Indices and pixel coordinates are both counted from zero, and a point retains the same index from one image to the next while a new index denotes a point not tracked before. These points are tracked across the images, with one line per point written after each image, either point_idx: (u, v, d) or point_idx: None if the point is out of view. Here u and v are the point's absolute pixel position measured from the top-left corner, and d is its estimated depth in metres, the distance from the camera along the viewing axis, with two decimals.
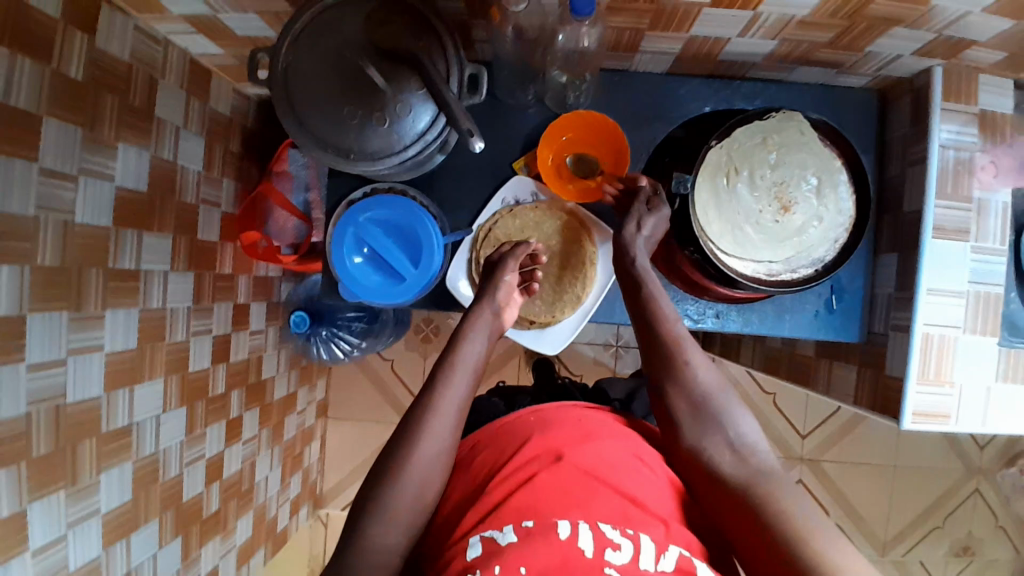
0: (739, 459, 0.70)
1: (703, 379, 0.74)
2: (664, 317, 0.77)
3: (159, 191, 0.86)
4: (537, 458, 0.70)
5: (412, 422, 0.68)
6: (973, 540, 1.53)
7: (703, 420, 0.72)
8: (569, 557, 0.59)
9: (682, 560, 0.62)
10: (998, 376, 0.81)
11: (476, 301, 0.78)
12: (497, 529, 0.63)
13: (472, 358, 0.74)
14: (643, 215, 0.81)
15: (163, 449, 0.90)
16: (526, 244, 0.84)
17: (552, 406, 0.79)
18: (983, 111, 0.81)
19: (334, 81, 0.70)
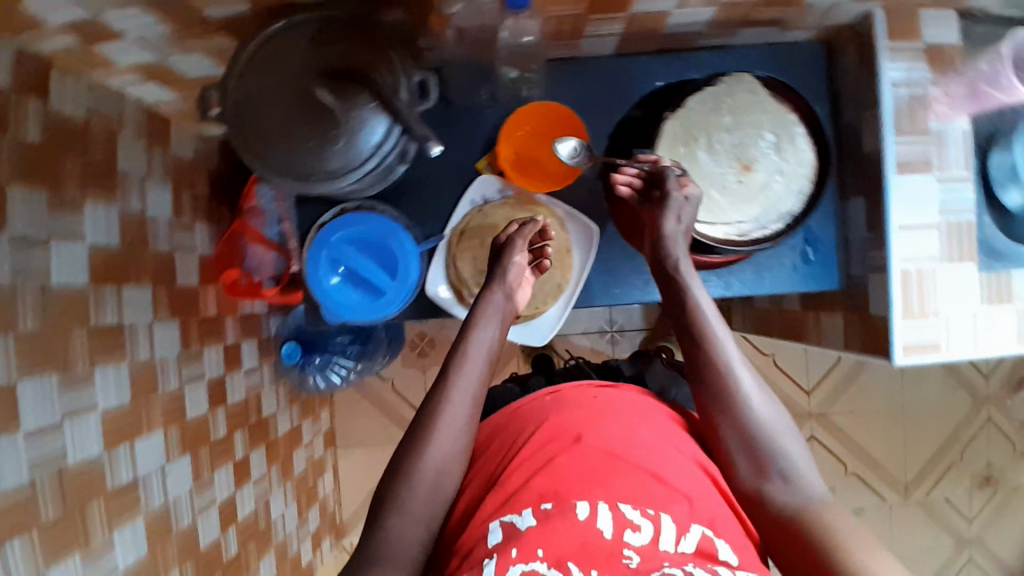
0: (794, 491, 0.69)
1: (759, 413, 0.72)
2: (711, 337, 0.75)
3: (131, 244, 0.87)
4: (557, 440, 0.73)
5: (426, 415, 0.71)
6: (994, 469, 1.54)
7: (760, 464, 0.71)
8: (589, 539, 0.62)
9: (703, 542, 0.64)
10: (982, 301, 0.83)
11: (486, 286, 0.78)
12: (516, 513, 0.66)
13: (483, 347, 0.75)
14: (682, 203, 0.77)
15: (173, 499, 0.90)
16: (533, 221, 0.83)
17: (569, 387, 0.82)
18: (929, 47, 0.81)
19: (287, 107, 0.70)
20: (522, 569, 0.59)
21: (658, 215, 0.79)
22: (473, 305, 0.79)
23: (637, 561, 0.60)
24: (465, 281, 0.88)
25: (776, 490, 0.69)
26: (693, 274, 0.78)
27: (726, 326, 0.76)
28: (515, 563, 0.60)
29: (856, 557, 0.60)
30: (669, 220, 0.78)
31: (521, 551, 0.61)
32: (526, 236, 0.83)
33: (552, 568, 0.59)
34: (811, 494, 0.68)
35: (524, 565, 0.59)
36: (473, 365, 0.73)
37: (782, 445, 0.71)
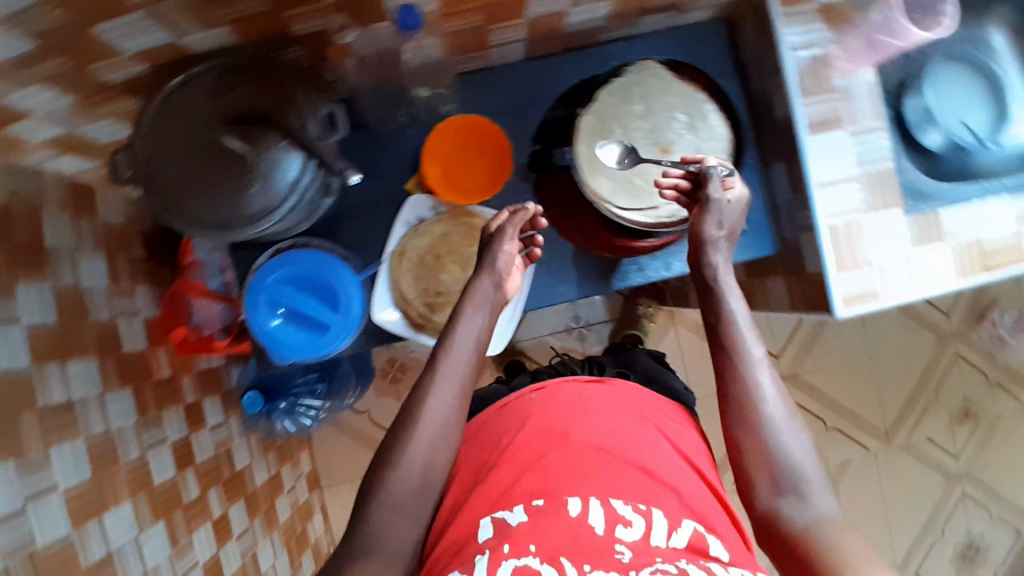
0: (807, 510, 0.68)
1: (783, 439, 0.71)
2: (742, 350, 0.75)
3: (70, 318, 0.85)
4: (545, 436, 0.76)
5: (411, 405, 0.73)
6: (971, 403, 1.57)
7: (778, 481, 0.70)
8: (580, 533, 0.65)
9: (694, 537, 0.68)
10: (912, 244, 0.86)
11: (475, 273, 0.77)
12: (508, 509, 0.69)
13: (467, 337, 0.76)
14: (723, 205, 0.77)
15: (153, 568, 0.88)
16: (525, 208, 0.79)
17: (554, 383, 0.83)
18: (824, 5, 0.82)
19: (197, 159, 0.69)
20: (515, 563, 0.62)
21: (701, 216, 0.78)
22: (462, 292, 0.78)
23: (629, 555, 0.64)
24: (411, 302, 0.87)
25: (790, 508, 0.69)
26: (732, 286, 0.78)
27: (761, 345, 0.76)
28: (508, 558, 0.62)
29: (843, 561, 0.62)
30: (708, 222, 0.77)
31: (513, 547, 0.64)
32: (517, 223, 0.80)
33: (546, 562, 0.62)
34: (821, 512, 0.68)
35: (517, 561, 0.62)
36: (459, 355, 0.75)
37: (802, 470, 0.70)
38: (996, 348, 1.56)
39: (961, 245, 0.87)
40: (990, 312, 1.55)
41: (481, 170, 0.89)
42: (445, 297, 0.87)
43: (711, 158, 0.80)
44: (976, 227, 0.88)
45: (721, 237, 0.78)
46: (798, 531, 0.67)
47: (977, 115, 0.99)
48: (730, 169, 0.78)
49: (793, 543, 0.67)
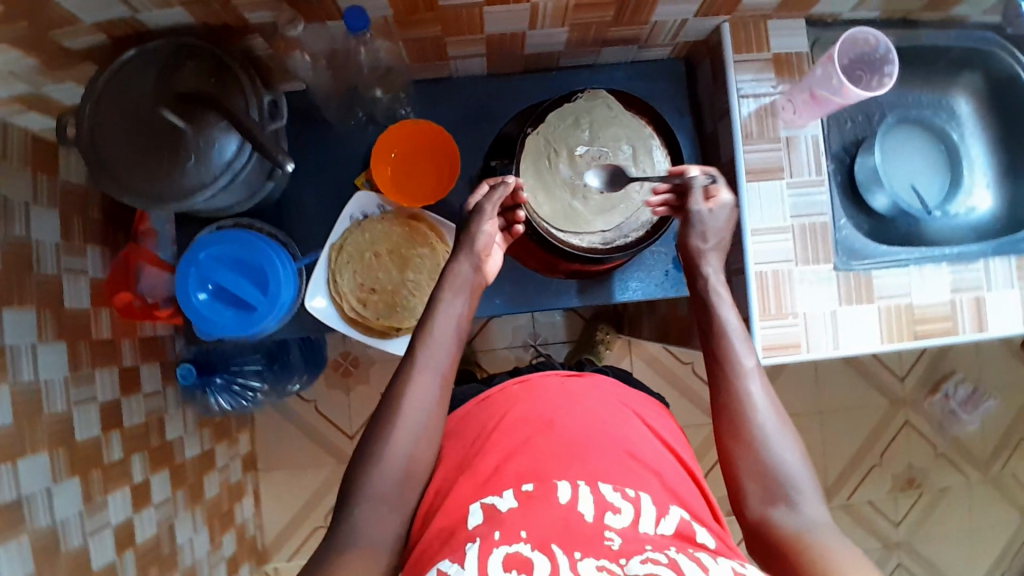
0: (798, 519, 0.66)
1: (773, 446, 0.69)
2: (734, 360, 0.73)
3: (16, 267, 0.87)
4: (529, 423, 0.74)
5: (393, 393, 0.71)
6: (916, 471, 1.57)
7: (770, 492, 0.67)
8: (569, 520, 0.61)
9: (681, 524, 0.65)
10: (840, 300, 0.87)
11: (452, 256, 0.78)
12: (497, 496, 0.66)
13: (449, 322, 0.75)
14: (706, 215, 0.79)
15: (61, 521, 0.89)
16: (505, 185, 0.79)
17: (536, 376, 0.81)
18: (776, 56, 0.87)
19: (136, 134, 0.71)
20: (506, 551, 0.57)
21: (687, 229, 0.80)
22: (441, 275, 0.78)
23: (618, 543, 0.59)
24: (345, 296, 0.88)
25: (779, 516, 0.66)
26: (725, 295, 0.77)
27: (755, 355, 0.74)
28: (498, 545, 0.58)
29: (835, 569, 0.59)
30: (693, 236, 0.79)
31: (504, 533, 0.60)
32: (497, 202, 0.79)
33: (536, 550, 0.57)
34: (811, 519, 0.65)
35: (508, 547, 0.58)
36: (441, 344, 0.74)
37: (792, 477, 0.67)
38: (948, 420, 1.57)
39: (890, 304, 0.89)
40: (944, 383, 1.56)
41: (426, 176, 0.89)
42: (379, 294, 0.89)
43: (693, 168, 0.80)
44: (907, 290, 0.89)
45: (705, 250, 0.79)
46: (794, 536, 0.64)
47: (927, 184, 1.01)
48: (713, 177, 0.79)
49: (786, 551, 0.64)
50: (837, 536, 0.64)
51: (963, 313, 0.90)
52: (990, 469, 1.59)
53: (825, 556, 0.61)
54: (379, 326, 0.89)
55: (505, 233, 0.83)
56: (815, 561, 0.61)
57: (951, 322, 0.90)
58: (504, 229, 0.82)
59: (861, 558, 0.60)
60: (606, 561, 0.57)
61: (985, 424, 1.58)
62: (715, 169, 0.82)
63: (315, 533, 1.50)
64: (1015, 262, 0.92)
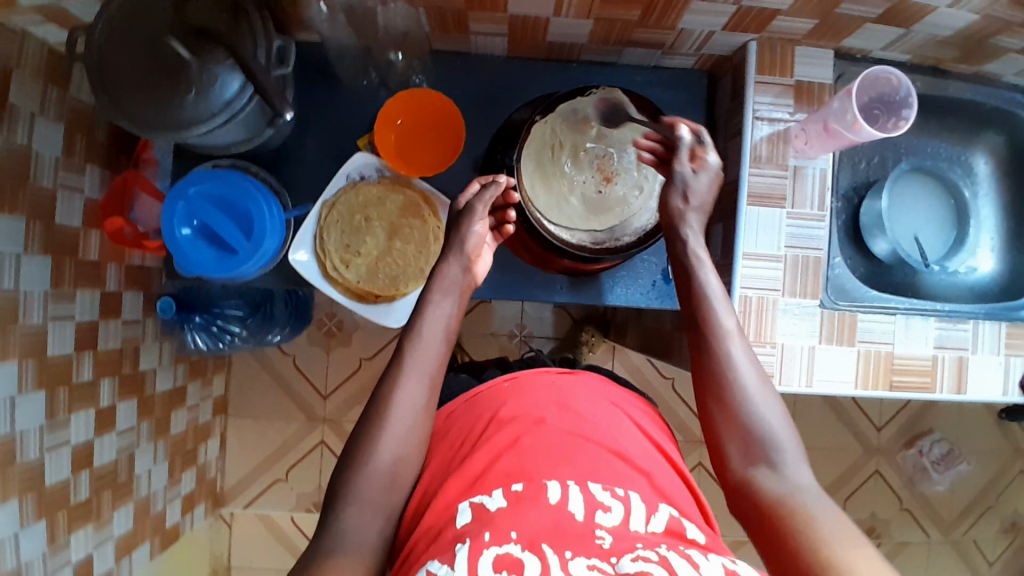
0: (781, 483, 0.64)
1: (758, 411, 0.68)
2: (714, 321, 0.72)
3: (11, 175, 0.86)
4: (521, 420, 0.73)
5: (379, 399, 0.71)
6: (878, 521, 1.56)
7: (751, 453, 0.66)
8: (559, 521, 0.60)
9: (671, 522, 0.64)
10: (821, 338, 0.86)
11: (442, 257, 0.78)
12: (485, 495, 0.63)
13: (438, 323, 0.76)
14: (690, 175, 0.77)
15: (21, 432, 0.89)
16: (496, 184, 0.79)
17: (526, 374, 0.82)
18: (798, 82, 0.86)
19: (140, 63, 0.71)
20: (497, 552, 0.55)
21: (669, 188, 0.78)
22: (430, 276, 0.79)
23: (609, 541, 0.58)
24: (329, 254, 0.87)
25: (762, 478, 0.65)
26: (704, 257, 0.76)
27: (734, 316, 0.73)
28: (489, 546, 0.56)
29: (819, 533, 0.57)
30: (674, 193, 0.77)
31: (494, 534, 0.57)
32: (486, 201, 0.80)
33: (527, 550, 0.56)
34: (796, 484, 0.63)
35: (498, 548, 0.56)
36: (430, 347, 0.74)
37: (777, 439, 0.66)
38: (918, 477, 1.56)
39: (871, 349, 0.88)
40: (919, 440, 1.55)
41: (430, 148, 0.89)
42: (363, 258, 0.88)
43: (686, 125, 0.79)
44: (891, 338, 0.88)
45: (687, 212, 0.77)
46: (778, 497, 0.62)
47: (932, 237, 1.00)
48: (702, 136, 0.78)
49: (768, 509, 0.62)
50: (821, 498, 0.62)
51: (944, 370, 0.89)
52: (952, 530, 1.58)
53: (809, 515, 0.59)
54: (358, 289, 0.89)
55: (495, 233, 0.84)
56: (798, 520, 0.59)
57: (929, 378, 0.89)
58: (493, 229, 0.82)
59: (845, 520, 0.59)
60: (597, 560, 0.56)
61: (954, 486, 1.58)
62: (704, 129, 0.80)
63: (275, 485, 1.51)
64: (1005, 327, 0.91)
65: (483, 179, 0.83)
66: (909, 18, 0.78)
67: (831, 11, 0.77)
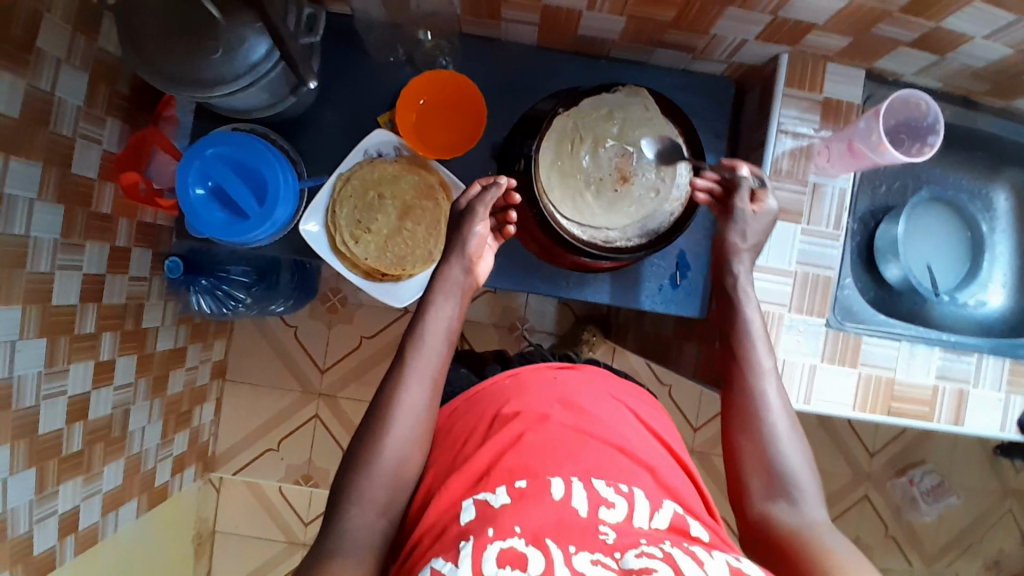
0: (798, 517, 0.65)
1: (783, 448, 0.69)
2: (752, 358, 0.74)
3: (31, 119, 0.86)
4: (523, 418, 0.72)
5: (383, 402, 0.72)
6: (861, 546, 1.56)
7: (772, 487, 0.67)
8: (563, 515, 0.60)
9: (675, 518, 0.65)
10: (823, 357, 0.86)
11: (444, 260, 0.79)
12: (490, 492, 0.63)
13: (443, 323, 0.77)
14: (750, 217, 0.78)
15: (18, 377, 0.90)
16: (496, 186, 0.79)
17: (527, 370, 0.81)
18: (827, 99, 0.86)
19: (170, 15, 0.71)
20: (500, 547, 0.56)
21: (727, 226, 0.79)
22: (432, 279, 0.79)
23: (613, 536, 0.59)
24: (340, 228, 0.87)
25: (780, 513, 0.66)
26: (750, 296, 0.78)
27: (773, 357, 0.74)
28: (492, 542, 0.56)
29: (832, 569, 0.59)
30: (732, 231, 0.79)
31: (497, 530, 0.58)
32: (486, 204, 0.80)
33: (531, 546, 0.56)
34: (812, 520, 0.65)
35: (502, 543, 0.56)
36: (432, 349, 0.75)
37: (798, 477, 0.67)
38: (906, 506, 1.56)
39: (872, 374, 0.87)
40: (911, 469, 1.55)
41: (449, 131, 0.89)
42: (373, 235, 0.88)
43: (743, 166, 0.80)
44: (894, 365, 0.88)
45: (742, 249, 0.79)
46: (793, 532, 0.64)
47: (945, 268, 0.99)
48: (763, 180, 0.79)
49: (786, 544, 0.64)
50: (837, 535, 0.64)
51: (943, 402, 0.89)
52: (934, 562, 1.58)
53: (823, 552, 0.61)
54: (365, 266, 0.88)
55: (495, 234, 0.84)
56: (815, 554, 0.61)
57: (928, 408, 0.89)
58: (494, 231, 0.83)
59: (856, 557, 0.60)
60: (600, 555, 0.56)
61: (941, 518, 1.58)
62: (761, 170, 0.82)
63: (266, 454, 1.52)
64: (1008, 364, 0.90)
65: (483, 180, 0.83)
66: (943, 45, 0.78)
67: (867, 30, 0.76)
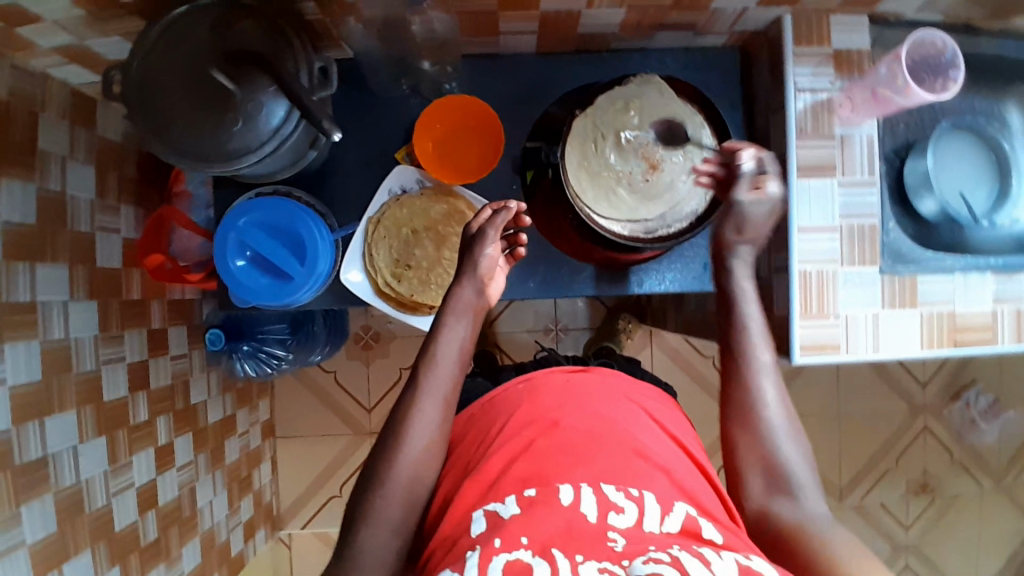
0: (797, 510, 0.68)
1: (779, 443, 0.72)
2: (750, 354, 0.75)
3: (48, 222, 0.85)
4: (535, 425, 0.73)
5: (395, 424, 0.72)
6: (930, 477, 1.57)
7: (773, 484, 0.70)
8: (573, 521, 0.60)
9: (688, 521, 0.64)
10: (885, 304, 0.86)
11: (455, 281, 0.78)
12: (499, 501, 0.65)
13: (454, 345, 0.76)
14: (747, 205, 0.76)
15: (86, 480, 0.89)
16: (507, 210, 0.79)
17: (541, 375, 0.82)
18: (837, 51, 0.85)
19: (185, 89, 0.70)
20: (506, 558, 0.56)
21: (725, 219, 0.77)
22: (444, 300, 0.78)
23: (622, 544, 0.58)
24: (380, 271, 0.87)
25: (780, 507, 0.69)
26: (750, 292, 0.77)
27: (770, 350, 0.75)
28: (498, 553, 0.57)
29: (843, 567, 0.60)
30: (727, 226, 0.77)
31: (505, 540, 0.58)
32: (500, 227, 0.80)
33: (537, 555, 0.56)
34: (812, 512, 0.68)
35: (508, 555, 0.56)
36: (444, 369, 0.74)
37: (795, 473, 0.70)
38: (966, 428, 1.57)
39: (933, 311, 0.87)
40: (965, 392, 1.55)
41: (468, 153, 0.88)
42: (413, 271, 0.88)
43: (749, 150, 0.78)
44: (950, 297, 0.87)
45: (739, 243, 0.77)
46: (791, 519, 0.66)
47: (977, 193, 0.98)
48: (766, 165, 0.77)
49: (785, 537, 0.67)
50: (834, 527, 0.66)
51: (1004, 323, 0.89)
52: (1003, 478, 1.59)
53: (821, 547, 0.64)
54: (415, 303, 0.88)
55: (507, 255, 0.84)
56: (817, 548, 0.64)
57: (991, 333, 0.88)
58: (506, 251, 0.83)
59: (854, 548, 0.63)
60: (608, 563, 0.55)
61: (1002, 434, 1.59)
62: (773, 159, 0.79)
63: (328, 503, 1.52)
64: None
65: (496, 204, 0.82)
66: None
67: None
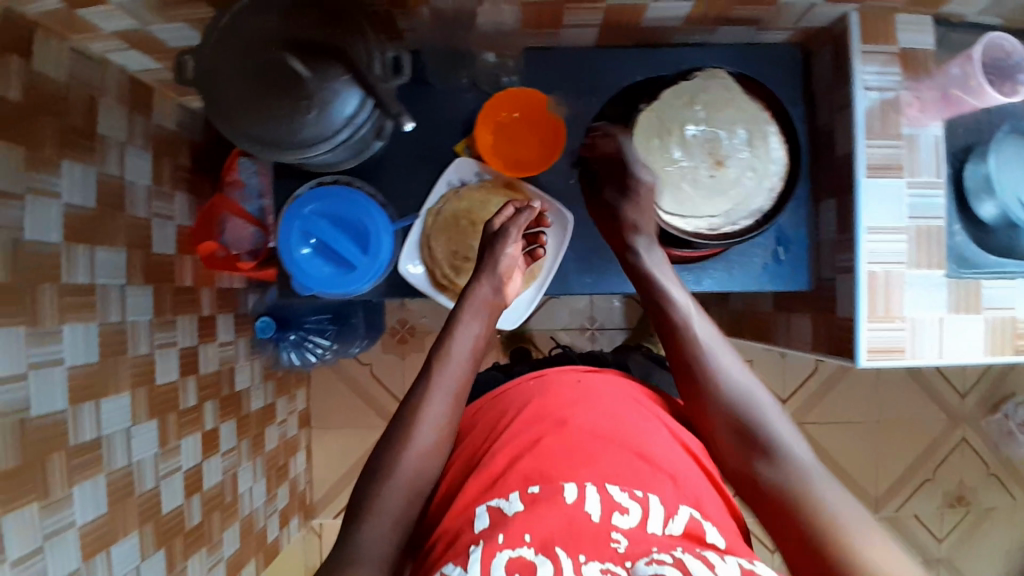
0: (779, 470, 0.71)
1: (743, 406, 0.76)
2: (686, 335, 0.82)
3: (108, 207, 0.86)
4: (543, 422, 0.71)
5: (404, 417, 0.72)
6: (966, 489, 1.55)
7: (751, 450, 0.73)
8: (575, 519, 0.60)
9: (690, 524, 0.63)
10: (950, 308, 0.84)
11: (475, 277, 0.81)
12: (503, 498, 0.63)
13: (466, 343, 0.78)
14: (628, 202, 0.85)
15: (137, 461, 0.89)
16: (530, 210, 0.84)
17: (553, 372, 0.81)
18: (904, 50, 0.84)
19: (255, 75, 0.70)
20: (510, 555, 0.56)
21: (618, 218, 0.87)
22: (462, 295, 0.81)
23: (625, 545, 0.58)
24: (438, 262, 0.88)
25: (765, 469, 0.71)
26: (668, 275, 0.86)
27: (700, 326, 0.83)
28: (502, 549, 0.56)
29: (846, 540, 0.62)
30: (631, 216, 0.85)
31: (508, 537, 0.58)
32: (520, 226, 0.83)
33: (540, 554, 0.56)
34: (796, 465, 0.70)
35: (511, 551, 0.56)
36: (456, 362, 0.76)
37: (771, 431, 0.74)
38: (1003, 440, 1.53)
39: (997, 316, 0.86)
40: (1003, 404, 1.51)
41: (528, 146, 0.88)
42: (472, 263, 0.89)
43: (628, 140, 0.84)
44: (1013, 303, 0.86)
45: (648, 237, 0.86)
46: (784, 489, 0.69)
47: None
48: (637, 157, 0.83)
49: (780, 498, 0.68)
50: (823, 478, 0.69)
51: None
52: None
53: (813, 502, 0.66)
54: None
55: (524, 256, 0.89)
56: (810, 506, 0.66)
57: None
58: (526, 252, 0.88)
59: (840, 494, 0.67)
60: (610, 564, 0.56)
61: None
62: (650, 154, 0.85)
63: None
64: None
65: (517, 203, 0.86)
66: None
67: None
